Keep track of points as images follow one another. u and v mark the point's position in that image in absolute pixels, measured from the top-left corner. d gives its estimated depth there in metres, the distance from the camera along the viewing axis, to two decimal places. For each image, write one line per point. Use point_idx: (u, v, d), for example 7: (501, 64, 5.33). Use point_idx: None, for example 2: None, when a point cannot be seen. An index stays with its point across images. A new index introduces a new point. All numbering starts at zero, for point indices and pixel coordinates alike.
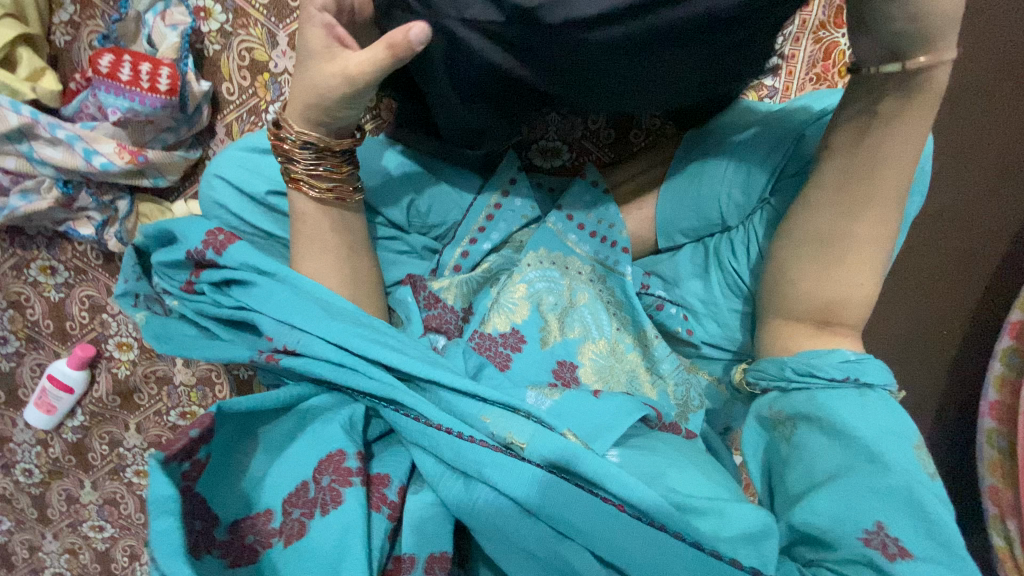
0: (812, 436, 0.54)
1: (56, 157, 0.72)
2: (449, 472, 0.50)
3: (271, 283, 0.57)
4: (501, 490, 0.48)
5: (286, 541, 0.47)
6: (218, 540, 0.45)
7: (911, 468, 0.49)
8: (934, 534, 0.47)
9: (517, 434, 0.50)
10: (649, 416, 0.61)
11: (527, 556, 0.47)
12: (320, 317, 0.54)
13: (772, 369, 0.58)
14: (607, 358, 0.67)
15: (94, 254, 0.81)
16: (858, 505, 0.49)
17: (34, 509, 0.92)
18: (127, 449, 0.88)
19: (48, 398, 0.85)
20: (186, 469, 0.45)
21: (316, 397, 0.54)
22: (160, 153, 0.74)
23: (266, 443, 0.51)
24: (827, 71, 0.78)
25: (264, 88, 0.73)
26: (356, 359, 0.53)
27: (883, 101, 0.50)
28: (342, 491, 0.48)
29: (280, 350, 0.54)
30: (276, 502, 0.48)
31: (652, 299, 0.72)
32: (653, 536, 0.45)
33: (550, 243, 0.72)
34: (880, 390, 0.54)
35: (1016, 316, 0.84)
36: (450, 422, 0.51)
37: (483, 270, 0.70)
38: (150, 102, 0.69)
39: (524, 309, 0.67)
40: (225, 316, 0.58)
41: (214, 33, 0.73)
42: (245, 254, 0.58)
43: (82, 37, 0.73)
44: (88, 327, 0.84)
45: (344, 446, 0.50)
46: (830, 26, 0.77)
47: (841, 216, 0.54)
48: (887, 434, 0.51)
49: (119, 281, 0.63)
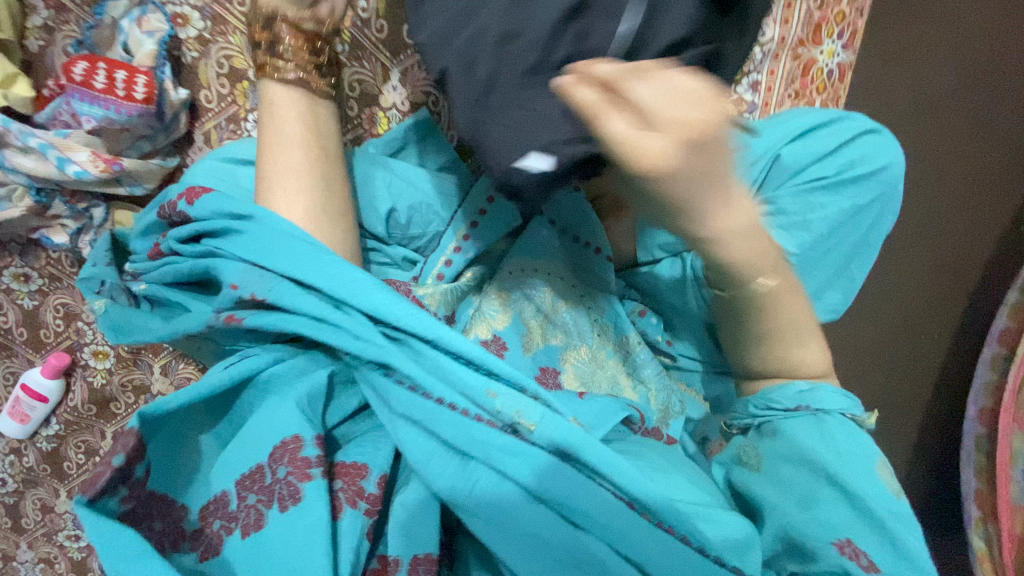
0: (786, 466, 0.55)
1: (28, 165, 0.71)
2: (447, 451, 0.47)
3: (248, 225, 0.53)
4: (500, 468, 0.46)
5: (243, 531, 0.45)
6: (187, 533, 0.45)
7: (874, 487, 0.51)
8: (899, 550, 0.49)
9: (524, 415, 0.47)
10: (632, 418, 0.62)
11: (533, 537, 0.45)
12: (307, 258, 0.51)
13: (739, 408, 0.62)
14: (587, 364, 0.68)
15: (69, 261, 0.81)
16: (831, 521, 0.50)
17: (7, 518, 0.90)
18: (103, 458, 0.88)
19: (22, 408, 0.83)
20: (124, 495, 0.44)
21: (277, 366, 0.53)
22: (136, 162, 0.73)
23: (207, 406, 0.50)
24: (805, 87, 0.80)
25: (244, 97, 0.74)
26: (341, 317, 0.50)
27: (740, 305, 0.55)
28: (300, 486, 0.46)
29: (248, 299, 0.52)
30: (231, 484, 0.47)
31: (634, 305, 0.75)
32: (628, 521, 0.45)
33: (531, 252, 0.72)
34: (835, 415, 0.57)
35: (1002, 324, 0.97)
36: (448, 393, 0.48)
37: (466, 279, 0.70)
38: (126, 110, 0.69)
39: (505, 318, 0.68)
40: (188, 267, 0.57)
41: (192, 40, 0.72)
42: (215, 203, 0.56)
43: (57, 42, 0.72)
44: (62, 335, 0.83)
45: (299, 433, 0.48)
46: (808, 43, 0.78)
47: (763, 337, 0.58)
48: (849, 456, 0.53)
49: (88, 264, 0.65)
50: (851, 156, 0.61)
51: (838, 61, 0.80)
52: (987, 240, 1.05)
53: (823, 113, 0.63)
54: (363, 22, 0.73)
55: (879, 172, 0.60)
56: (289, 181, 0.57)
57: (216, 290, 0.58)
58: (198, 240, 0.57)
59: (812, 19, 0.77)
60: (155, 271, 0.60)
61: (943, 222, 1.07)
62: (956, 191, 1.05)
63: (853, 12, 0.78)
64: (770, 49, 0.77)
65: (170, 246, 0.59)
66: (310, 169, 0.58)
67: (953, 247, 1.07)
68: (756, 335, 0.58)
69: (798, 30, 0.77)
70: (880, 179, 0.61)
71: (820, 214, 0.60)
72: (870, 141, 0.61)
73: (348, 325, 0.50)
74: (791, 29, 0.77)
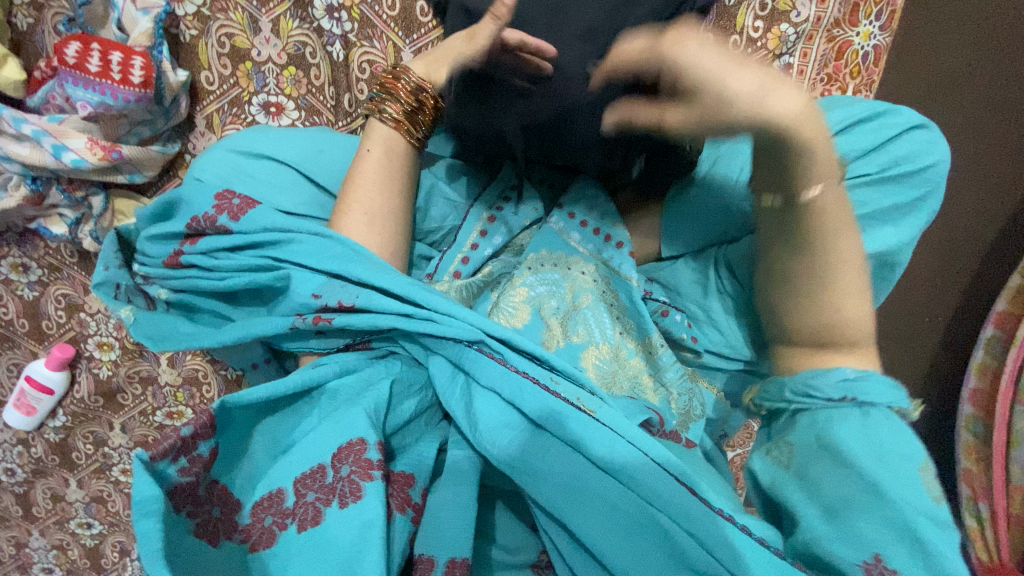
0: (818, 466, 0.49)
1: (22, 153, 0.67)
2: (520, 424, 0.50)
3: (310, 238, 0.57)
4: (573, 441, 0.47)
5: (300, 526, 0.46)
6: (239, 525, 0.47)
7: (916, 497, 0.45)
8: (933, 567, 0.42)
9: (586, 400, 0.50)
10: (652, 421, 0.57)
11: (607, 509, 0.46)
12: (384, 270, 0.55)
13: (773, 390, 0.57)
14: (609, 365, 0.63)
15: (69, 252, 0.78)
16: (856, 532, 0.45)
17: (18, 506, 0.90)
18: (112, 448, 0.87)
19: (27, 400, 0.82)
20: (183, 466, 0.46)
21: (342, 378, 0.55)
22: (135, 148, 0.69)
23: (271, 428, 0.52)
24: (838, 71, 0.76)
25: (248, 78, 0.70)
26: (428, 313, 0.54)
27: (808, 227, 0.49)
28: (362, 485, 0.47)
29: (332, 308, 0.54)
30: (288, 483, 0.49)
31: (658, 305, 0.69)
32: (689, 502, 0.45)
33: (552, 243, 0.69)
34: (881, 409, 0.50)
35: None
36: (532, 372, 0.52)
37: (484, 274, 0.67)
38: (123, 96, 0.64)
39: (523, 314, 0.63)
40: (225, 281, 0.58)
41: (190, 17, 0.67)
42: (264, 219, 0.58)
43: (47, 20, 0.67)
44: (65, 326, 0.81)
45: (364, 436, 0.49)
46: (845, 24, 0.74)
47: (826, 272, 0.50)
48: (893, 456, 0.47)
49: (99, 270, 0.61)
50: (897, 152, 0.58)
51: (875, 44, 0.75)
52: (995, 224, 1.03)
53: (868, 106, 0.60)
54: None
55: (923, 170, 0.58)
56: (379, 221, 0.60)
57: (251, 302, 0.61)
58: (240, 252, 0.58)
59: None
60: (178, 282, 0.61)
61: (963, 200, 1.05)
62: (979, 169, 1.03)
63: None
64: (802, 31, 0.73)
65: (194, 258, 0.59)
66: (374, 180, 0.61)
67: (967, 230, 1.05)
68: (821, 279, 0.50)
69: (835, 9, 0.73)
70: (925, 178, 0.58)
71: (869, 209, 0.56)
72: (915, 137, 0.59)
73: (440, 322, 0.53)
74: (827, 7, 0.73)
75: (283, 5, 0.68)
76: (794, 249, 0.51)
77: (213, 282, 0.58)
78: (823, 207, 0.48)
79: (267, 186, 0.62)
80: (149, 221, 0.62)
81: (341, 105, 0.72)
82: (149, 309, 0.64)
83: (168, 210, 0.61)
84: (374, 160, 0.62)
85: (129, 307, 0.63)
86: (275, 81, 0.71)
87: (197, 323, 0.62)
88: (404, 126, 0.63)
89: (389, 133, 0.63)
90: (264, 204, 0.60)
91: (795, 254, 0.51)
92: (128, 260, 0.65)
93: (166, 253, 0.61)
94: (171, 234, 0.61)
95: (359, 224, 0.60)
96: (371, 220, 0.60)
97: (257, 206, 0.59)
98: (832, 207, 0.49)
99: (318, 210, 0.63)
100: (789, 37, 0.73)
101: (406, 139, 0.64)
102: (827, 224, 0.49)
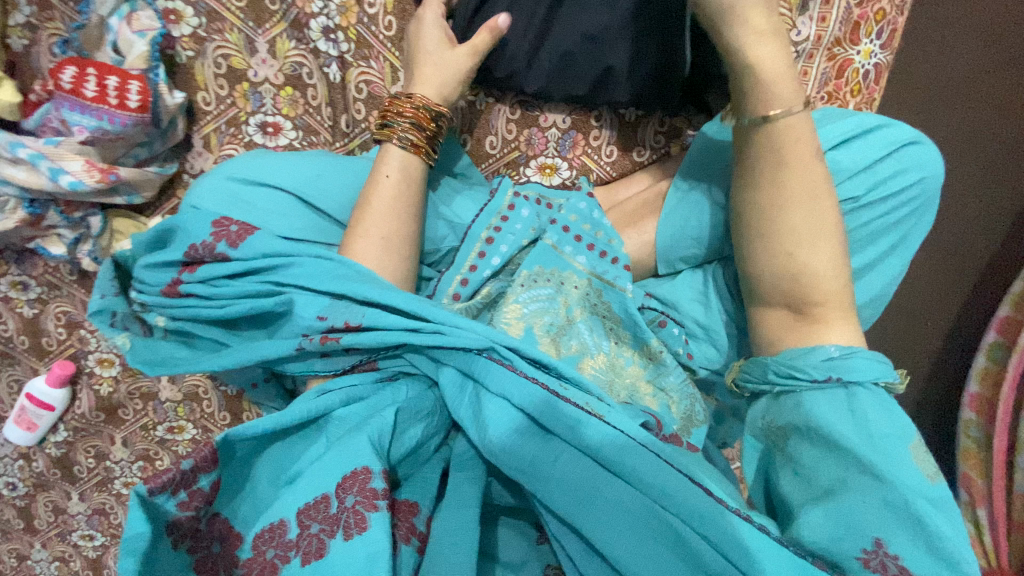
0: (806, 451, 0.47)
1: (19, 176, 0.67)
2: (527, 429, 0.50)
3: (308, 261, 0.57)
4: (582, 447, 0.48)
5: (303, 560, 0.46)
6: (240, 559, 0.48)
7: (912, 480, 0.43)
8: (936, 550, 0.41)
9: (594, 404, 0.51)
10: (649, 424, 0.56)
11: (621, 513, 0.45)
12: (381, 284, 0.56)
13: (755, 371, 0.52)
14: (605, 374, 0.65)
15: (68, 270, 0.78)
16: (857, 516, 0.43)
17: (21, 519, 0.91)
18: (114, 462, 0.88)
19: (28, 416, 0.83)
20: (182, 500, 0.47)
21: (350, 405, 0.55)
22: (133, 171, 0.69)
23: (278, 455, 0.52)
24: (839, 89, 0.75)
25: (245, 99, 0.70)
26: (434, 325, 0.54)
27: (763, 160, 0.51)
28: (366, 517, 0.46)
29: (340, 328, 0.55)
30: (290, 513, 0.48)
31: (654, 314, 0.67)
32: (703, 500, 0.44)
33: (546, 259, 0.68)
34: (867, 386, 0.47)
35: (1003, 313, 0.99)
36: (540, 377, 0.53)
37: (483, 296, 0.67)
38: (120, 120, 0.65)
39: (517, 329, 0.64)
40: (223, 309, 0.58)
41: (186, 38, 0.67)
42: (261, 244, 0.58)
43: (42, 42, 0.66)
44: (65, 343, 0.81)
45: (370, 464, 0.49)
46: (846, 42, 0.73)
47: (781, 213, 0.51)
48: (881, 438, 0.45)
49: (96, 299, 0.62)
50: (884, 172, 0.57)
51: (875, 63, 0.74)
52: (995, 235, 1.04)
53: (863, 120, 0.59)
54: (370, 18, 0.67)
55: (913, 186, 0.57)
56: (395, 246, 0.60)
57: (249, 326, 0.61)
58: (240, 279, 0.58)
59: (852, 16, 0.72)
60: (175, 310, 0.61)
61: (960, 207, 1.06)
62: (978, 176, 1.03)
63: (895, 9, 0.72)
64: (803, 49, 0.72)
65: (192, 286, 0.60)
66: (377, 198, 0.61)
67: (965, 237, 1.06)
68: (775, 220, 0.51)
69: (836, 28, 0.72)
70: (914, 193, 0.58)
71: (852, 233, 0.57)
72: (909, 152, 0.58)
73: (446, 328, 0.54)
74: (828, 26, 0.72)
75: (279, 25, 0.68)
76: (749, 186, 0.52)
77: (213, 310, 0.59)
78: (786, 137, 0.50)
79: (267, 214, 0.62)
80: (146, 249, 0.63)
81: (339, 126, 0.72)
82: (146, 337, 0.65)
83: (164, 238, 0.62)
84: (379, 179, 0.62)
85: (126, 334, 0.64)
86: (272, 102, 0.71)
87: (194, 350, 0.63)
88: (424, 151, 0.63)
89: (401, 153, 0.62)
90: (262, 230, 0.60)
91: (752, 190, 0.52)
92: (124, 288, 0.66)
93: (163, 280, 0.61)
94: (167, 263, 0.61)
95: (374, 248, 0.59)
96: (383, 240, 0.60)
97: (256, 232, 0.59)
98: (792, 142, 0.50)
99: (318, 234, 0.63)
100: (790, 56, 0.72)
101: (424, 162, 0.64)
102: (786, 163, 0.50)
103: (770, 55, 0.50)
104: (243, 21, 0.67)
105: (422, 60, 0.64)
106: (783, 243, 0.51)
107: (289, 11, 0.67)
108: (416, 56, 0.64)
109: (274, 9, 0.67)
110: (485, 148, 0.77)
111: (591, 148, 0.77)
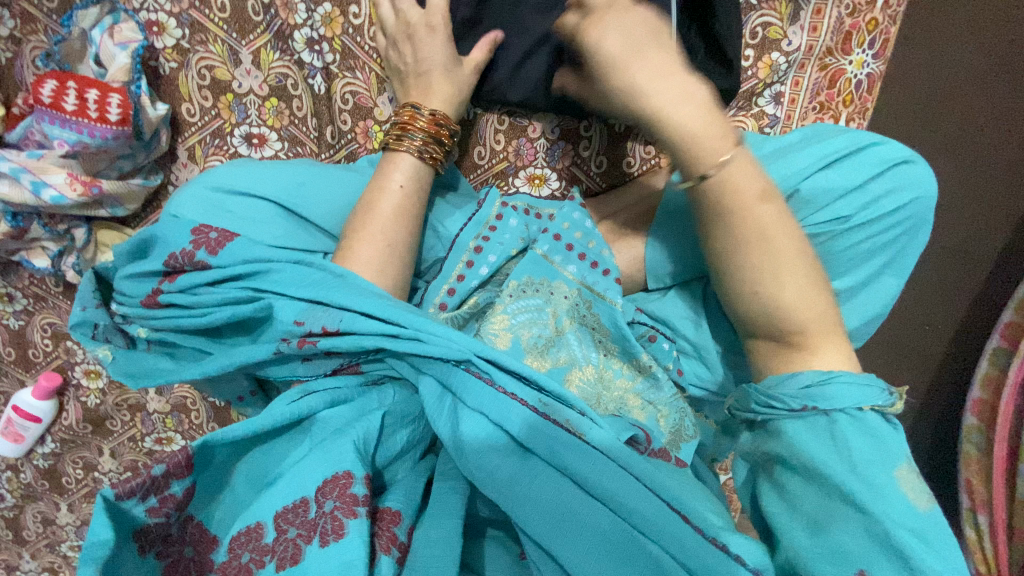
0: (793, 479, 0.47)
1: (3, 191, 0.66)
2: (506, 446, 0.49)
3: (293, 267, 0.56)
4: (561, 467, 0.47)
5: (278, 565, 0.44)
6: (215, 563, 0.47)
7: (899, 509, 0.42)
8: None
9: (576, 422, 0.50)
10: (638, 438, 0.55)
11: (599, 536, 0.44)
12: (360, 290, 0.55)
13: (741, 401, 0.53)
14: (594, 386, 0.64)
15: (53, 282, 0.77)
16: (839, 547, 0.42)
17: (10, 530, 0.91)
18: (102, 473, 0.87)
19: (14, 428, 0.82)
20: (152, 505, 0.45)
21: (335, 408, 0.54)
22: (116, 183, 0.69)
23: (254, 467, 0.50)
24: (831, 99, 0.75)
25: (229, 110, 0.70)
26: (413, 331, 0.52)
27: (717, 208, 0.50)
28: (345, 522, 0.45)
29: (317, 332, 0.53)
30: (267, 517, 0.47)
31: (645, 329, 0.67)
32: (682, 530, 0.43)
33: (534, 270, 0.67)
34: (847, 412, 0.46)
35: (1009, 319, 0.97)
36: (520, 392, 0.51)
37: (470, 306, 0.65)
38: (100, 134, 0.64)
39: (504, 341, 0.63)
40: (200, 317, 0.57)
41: (169, 50, 0.67)
42: (243, 251, 0.57)
43: (24, 54, 0.66)
44: (52, 354, 0.81)
45: (351, 469, 0.47)
46: (838, 52, 0.72)
47: (751, 250, 0.50)
48: (872, 463, 0.44)
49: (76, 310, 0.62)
50: (878, 190, 0.56)
51: (869, 73, 0.73)
52: (998, 239, 1.04)
53: (855, 138, 0.58)
54: (355, 28, 0.66)
55: (909, 206, 0.56)
56: (398, 252, 0.60)
57: (230, 335, 0.60)
58: (217, 287, 0.58)
59: (842, 26, 0.71)
60: (156, 321, 0.60)
61: (962, 210, 1.05)
62: (979, 179, 1.03)
63: (887, 18, 0.71)
64: (795, 58, 0.71)
65: (171, 295, 0.59)
66: (372, 206, 0.60)
67: (966, 240, 1.06)
68: (747, 258, 0.50)
69: (827, 37, 0.71)
70: (908, 213, 0.57)
71: (842, 252, 0.56)
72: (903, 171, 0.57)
73: (423, 339, 0.52)
74: (819, 36, 0.71)
75: (263, 37, 0.67)
76: (713, 233, 0.51)
77: (192, 319, 0.58)
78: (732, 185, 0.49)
79: (249, 223, 0.61)
80: (127, 259, 0.62)
81: (324, 137, 0.71)
82: (126, 347, 0.64)
83: (144, 248, 0.61)
84: (377, 188, 0.61)
85: (106, 346, 0.63)
86: (257, 113, 0.70)
87: (174, 361, 0.62)
88: (440, 162, 0.64)
89: (414, 161, 0.62)
90: (242, 236, 0.60)
91: (715, 240, 0.51)
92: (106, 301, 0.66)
93: (143, 290, 0.61)
94: (148, 271, 0.60)
95: (378, 251, 0.58)
96: (383, 243, 0.59)
97: (235, 238, 0.58)
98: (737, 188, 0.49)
99: (296, 241, 0.61)
100: (780, 66, 0.71)
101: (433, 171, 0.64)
102: (741, 205, 0.49)
103: (686, 116, 0.48)
104: (226, 32, 0.66)
105: (418, 67, 0.63)
106: (755, 281, 0.50)
107: (272, 22, 0.67)
108: (423, 67, 0.63)
109: (258, 21, 0.66)
110: (473, 158, 0.77)
111: (580, 158, 0.76)
